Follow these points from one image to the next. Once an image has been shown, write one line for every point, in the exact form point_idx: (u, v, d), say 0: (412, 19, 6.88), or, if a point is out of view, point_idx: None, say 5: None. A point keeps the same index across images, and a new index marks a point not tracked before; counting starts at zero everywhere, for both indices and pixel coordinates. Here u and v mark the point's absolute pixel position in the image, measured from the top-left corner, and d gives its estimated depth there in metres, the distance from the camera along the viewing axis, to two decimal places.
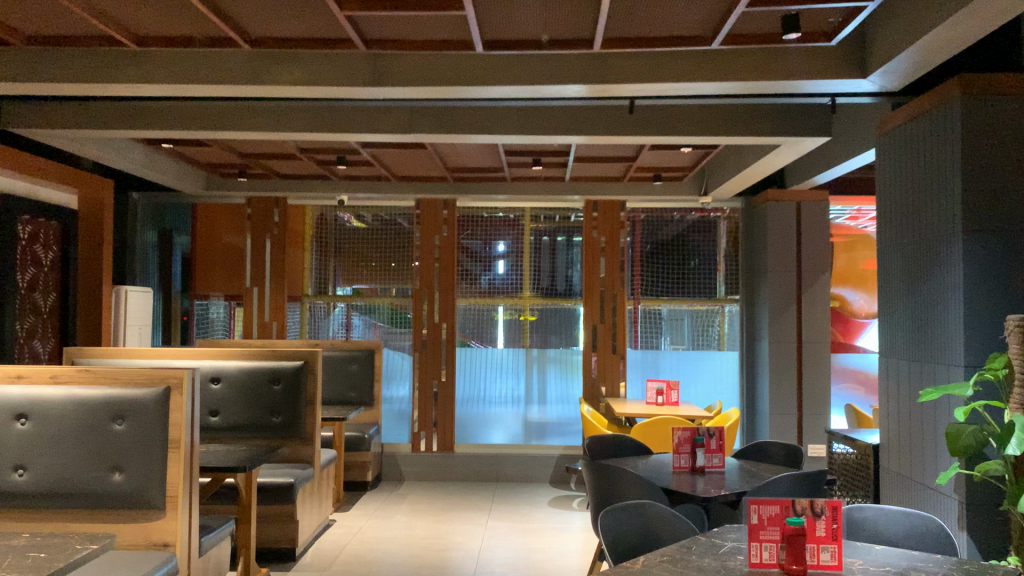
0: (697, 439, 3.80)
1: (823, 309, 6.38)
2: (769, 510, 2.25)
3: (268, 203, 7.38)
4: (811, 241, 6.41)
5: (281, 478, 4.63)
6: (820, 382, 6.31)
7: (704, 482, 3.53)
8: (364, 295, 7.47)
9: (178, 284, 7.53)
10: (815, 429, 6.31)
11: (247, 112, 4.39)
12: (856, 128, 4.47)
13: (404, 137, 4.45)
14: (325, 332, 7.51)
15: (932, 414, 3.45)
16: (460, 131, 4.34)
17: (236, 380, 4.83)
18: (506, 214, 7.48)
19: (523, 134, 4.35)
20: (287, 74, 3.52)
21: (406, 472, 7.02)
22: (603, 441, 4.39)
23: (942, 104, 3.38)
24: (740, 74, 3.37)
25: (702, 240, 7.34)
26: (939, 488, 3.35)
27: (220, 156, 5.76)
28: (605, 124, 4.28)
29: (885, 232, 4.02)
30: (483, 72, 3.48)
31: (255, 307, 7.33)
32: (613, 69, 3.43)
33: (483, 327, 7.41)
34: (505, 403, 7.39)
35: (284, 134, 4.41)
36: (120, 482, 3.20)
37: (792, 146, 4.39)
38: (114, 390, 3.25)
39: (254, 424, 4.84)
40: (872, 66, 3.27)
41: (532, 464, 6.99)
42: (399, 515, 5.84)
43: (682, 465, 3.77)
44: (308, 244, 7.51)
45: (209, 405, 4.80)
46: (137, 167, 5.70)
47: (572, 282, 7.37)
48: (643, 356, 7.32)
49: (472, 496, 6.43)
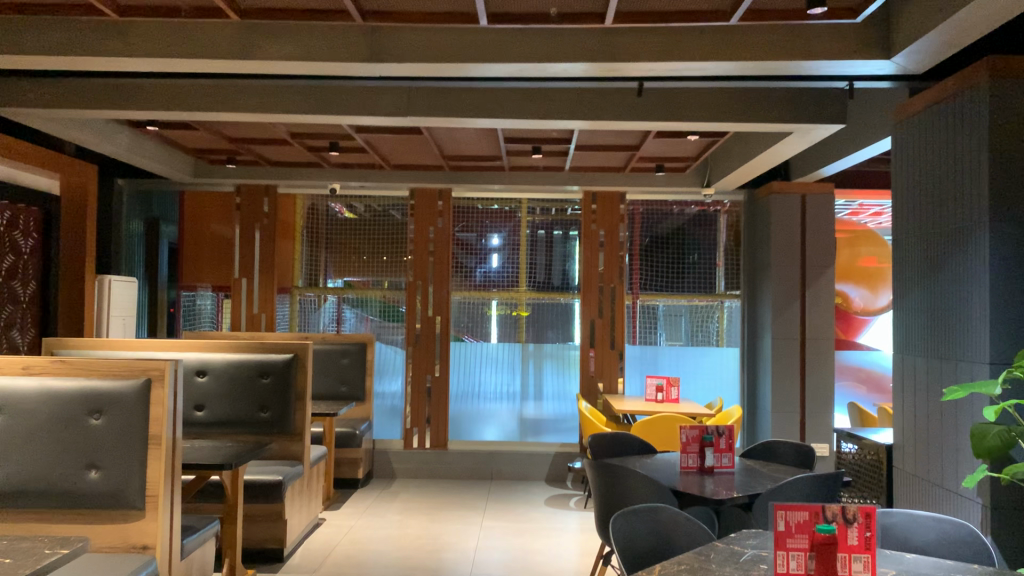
0: (706, 438, 3.63)
1: (827, 304, 6.23)
2: (797, 517, 2.07)
3: (257, 192, 7.17)
4: (817, 235, 6.25)
5: (268, 475, 4.43)
6: (823, 380, 6.18)
7: (714, 484, 3.37)
8: (355, 287, 7.26)
9: (164, 275, 7.29)
10: (818, 428, 6.17)
11: (236, 91, 4.18)
12: (870, 116, 4.31)
13: (400, 121, 4.25)
14: (315, 325, 7.30)
15: (953, 412, 3.31)
16: (459, 114, 4.15)
17: (223, 374, 4.65)
18: (502, 207, 7.28)
19: (525, 119, 4.16)
20: (279, 49, 3.33)
21: (398, 469, 6.85)
22: (605, 439, 4.22)
23: (969, 88, 3.23)
24: (758, 53, 3.19)
25: (701, 234, 7.18)
26: (961, 490, 3.21)
27: (207, 140, 5.54)
28: (610, 108, 4.11)
29: (899, 224, 3.88)
30: (486, 48, 3.29)
31: (243, 299, 7.13)
32: (624, 47, 3.25)
33: (477, 322, 7.23)
34: (501, 399, 7.20)
35: (274, 116, 4.20)
36: (97, 480, 3.01)
37: (803, 134, 4.23)
38: (91, 381, 3.06)
39: (241, 420, 4.65)
40: (897, 46, 3.11)
41: (527, 462, 6.83)
42: (391, 514, 5.66)
43: (690, 465, 3.63)
44: (299, 235, 7.29)
45: (194, 399, 4.61)
46: (123, 152, 5.47)
47: (569, 275, 7.19)
48: (642, 352, 7.16)
49: (467, 494, 6.26)
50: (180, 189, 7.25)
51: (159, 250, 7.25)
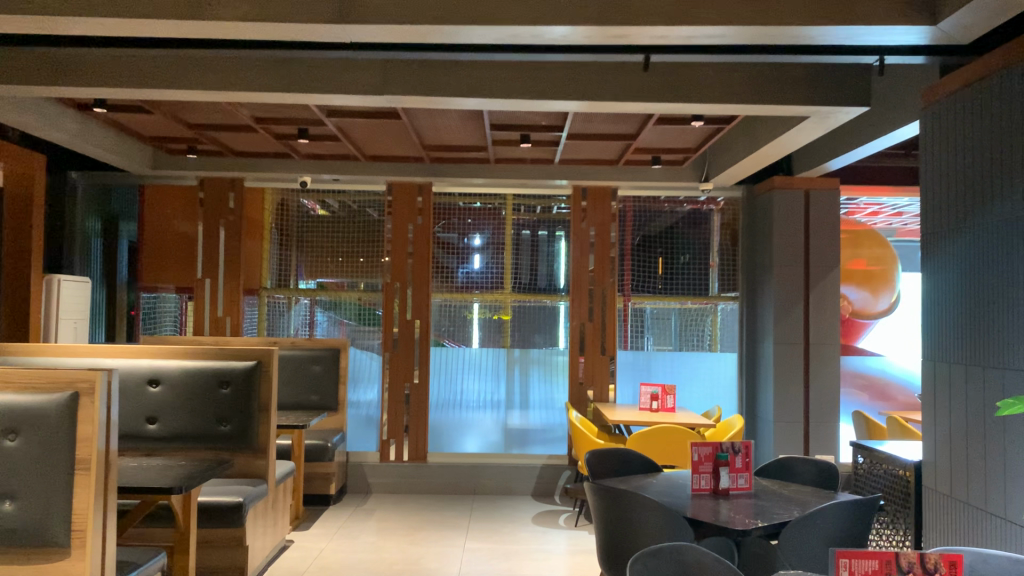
0: (721, 456, 3.22)
1: (833, 309, 5.87)
2: (865, 568, 1.69)
3: (222, 186, 6.68)
4: (822, 233, 5.89)
5: (228, 496, 3.96)
6: (829, 387, 5.83)
7: (729, 509, 3.00)
8: (329, 289, 6.78)
9: (124, 273, 6.79)
10: (823, 439, 5.81)
11: (190, 65, 3.71)
12: (894, 98, 3.97)
13: (375, 100, 3.81)
14: (285, 328, 6.81)
15: (1004, 430, 2.96)
16: (441, 93, 3.72)
17: (179, 384, 4.17)
18: (484, 204, 6.87)
19: (515, 98, 3.75)
20: (233, 7, 2.87)
21: (375, 484, 6.39)
22: (603, 456, 3.82)
23: (1017, 63, 2.88)
24: (785, 17, 2.81)
25: (694, 234, 6.80)
26: (1015, 518, 2.86)
27: (164, 127, 5.05)
28: (611, 86, 3.70)
29: (928, 223, 3.55)
30: (474, 8, 2.86)
31: (207, 301, 6.65)
32: (633, 8, 2.84)
33: (458, 326, 6.79)
34: (484, 408, 6.75)
35: (234, 93, 3.74)
36: (12, 514, 2.53)
37: (820, 120, 3.90)
38: (8, 396, 2.58)
39: (197, 434, 4.16)
40: (945, 11, 2.75)
41: (513, 475, 6.41)
42: (366, 535, 5.19)
43: (703, 486, 3.22)
44: (268, 235, 6.82)
45: (147, 412, 4.13)
46: (71, 139, 4.95)
47: (555, 277, 6.78)
48: (635, 358, 6.77)
49: (449, 512, 5.79)
50: (139, 181, 6.72)
51: (118, 248, 6.77)
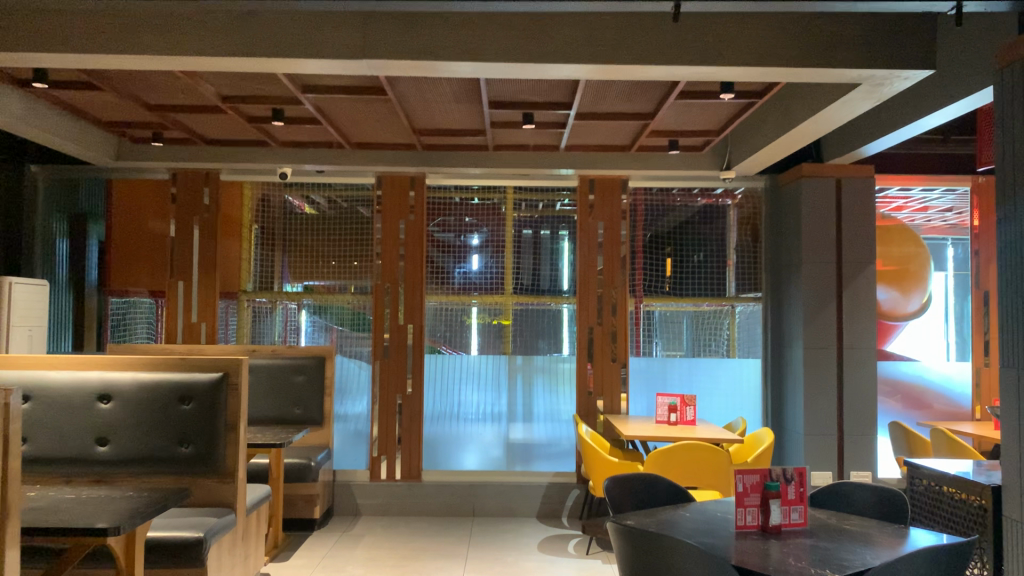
0: (770, 486, 2.66)
1: (867, 307, 5.33)
2: None
3: (196, 180, 6.16)
4: (855, 225, 5.35)
5: (187, 531, 3.38)
6: (863, 395, 5.28)
7: (782, 552, 2.43)
8: (316, 292, 6.21)
9: (94, 277, 6.21)
10: (858, 454, 5.26)
11: (137, 25, 3.18)
12: (961, 62, 3.46)
13: (354, 66, 3.28)
14: (267, 336, 6.21)
15: None
16: (430, 56, 3.19)
17: (134, 400, 3.60)
18: (483, 201, 6.31)
19: (517, 62, 3.21)
20: None
21: (364, 505, 5.85)
22: (626, 484, 3.26)
23: None
24: None
25: (708, 230, 6.25)
26: None
27: (123, 108, 4.50)
28: (631, 46, 3.18)
29: (1009, 201, 2.95)
30: None
31: (180, 306, 6.09)
32: None
33: (455, 331, 6.22)
34: (483, 420, 6.18)
35: (188, 59, 3.21)
36: None
37: (872, 89, 3.42)
38: None
39: (153, 457, 3.57)
40: None
41: (514, 495, 5.87)
42: (352, 567, 4.60)
43: (749, 523, 2.65)
44: (247, 234, 6.26)
45: (96, 432, 3.55)
46: (15, 122, 4.41)
47: (560, 277, 6.23)
48: (648, 365, 6.20)
49: (446, 538, 5.22)
50: (108, 175, 6.15)
51: (87, 250, 6.20)
